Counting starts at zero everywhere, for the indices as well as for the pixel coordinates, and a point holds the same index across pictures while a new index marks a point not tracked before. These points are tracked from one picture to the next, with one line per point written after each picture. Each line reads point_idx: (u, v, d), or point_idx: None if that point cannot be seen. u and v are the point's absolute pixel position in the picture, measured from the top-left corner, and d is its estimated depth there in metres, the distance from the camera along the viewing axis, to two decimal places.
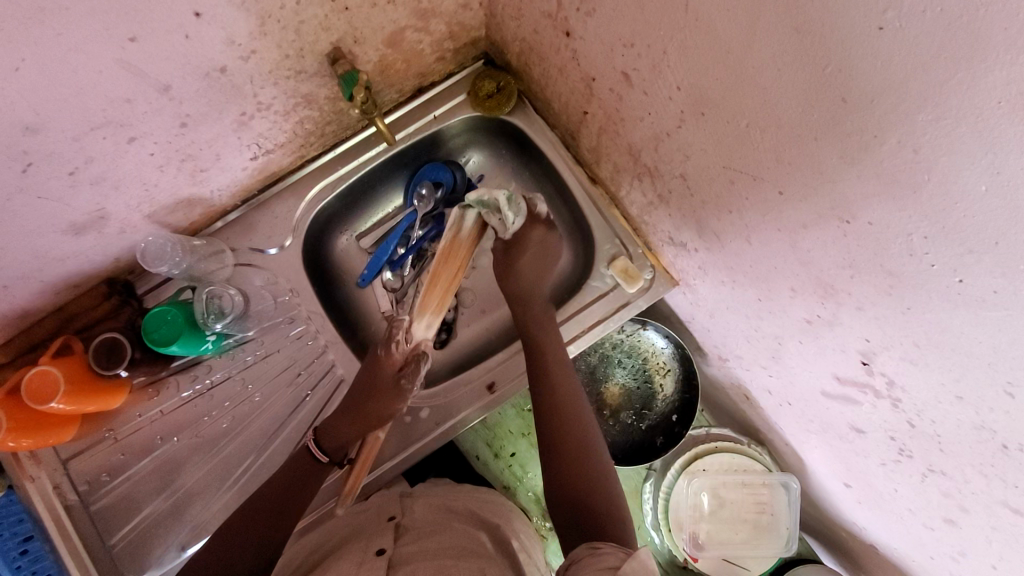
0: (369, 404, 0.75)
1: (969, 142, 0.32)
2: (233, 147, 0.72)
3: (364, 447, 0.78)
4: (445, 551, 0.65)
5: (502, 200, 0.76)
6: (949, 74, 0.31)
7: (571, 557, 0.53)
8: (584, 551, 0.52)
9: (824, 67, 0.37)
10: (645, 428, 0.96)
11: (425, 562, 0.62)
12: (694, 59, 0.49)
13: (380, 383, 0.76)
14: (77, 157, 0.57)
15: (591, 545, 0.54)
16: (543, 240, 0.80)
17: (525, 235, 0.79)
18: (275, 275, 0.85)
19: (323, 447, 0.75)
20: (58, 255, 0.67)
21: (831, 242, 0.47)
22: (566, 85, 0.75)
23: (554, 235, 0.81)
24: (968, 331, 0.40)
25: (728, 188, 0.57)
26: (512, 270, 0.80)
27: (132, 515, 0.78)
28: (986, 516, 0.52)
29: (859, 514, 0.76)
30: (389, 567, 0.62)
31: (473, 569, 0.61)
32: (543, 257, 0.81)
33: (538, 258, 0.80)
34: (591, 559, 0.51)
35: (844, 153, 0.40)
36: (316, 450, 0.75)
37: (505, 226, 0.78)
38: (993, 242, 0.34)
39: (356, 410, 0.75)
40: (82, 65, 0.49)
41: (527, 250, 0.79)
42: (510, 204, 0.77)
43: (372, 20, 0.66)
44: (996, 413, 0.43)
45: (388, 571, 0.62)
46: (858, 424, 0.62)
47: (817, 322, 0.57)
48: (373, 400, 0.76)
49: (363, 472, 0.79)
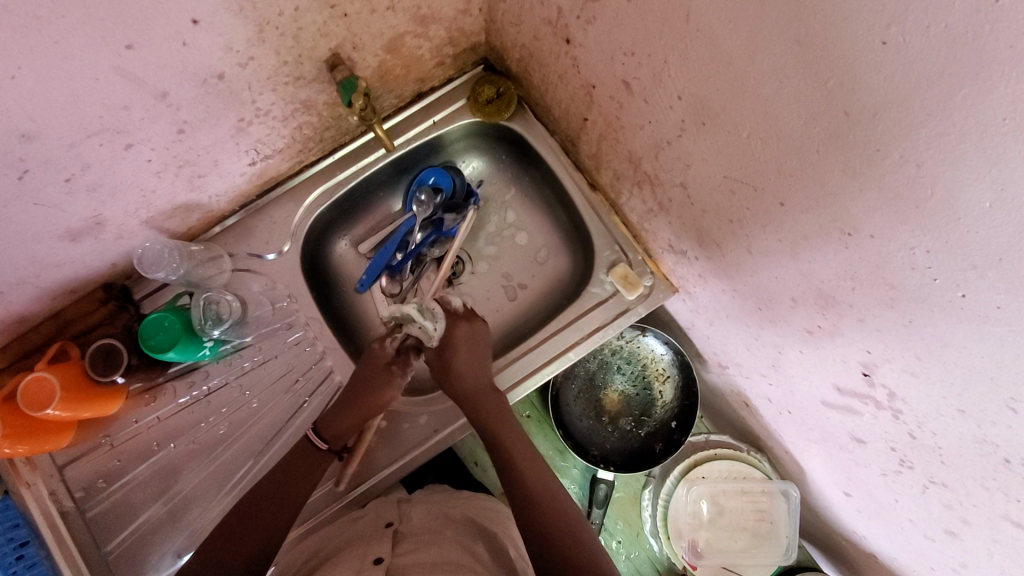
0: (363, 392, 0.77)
1: (972, 158, 0.32)
2: (231, 153, 0.72)
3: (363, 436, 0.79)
4: (443, 566, 0.64)
5: (413, 312, 0.77)
6: (954, 90, 0.30)
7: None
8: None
9: (826, 80, 0.37)
10: (644, 434, 0.95)
11: None
12: (695, 69, 0.48)
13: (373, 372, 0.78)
14: (73, 164, 0.57)
15: None
16: (470, 332, 0.80)
17: (453, 332, 0.79)
18: (273, 281, 0.84)
19: (323, 435, 0.75)
20: (55, 261, 0.67)
21: (833, 254, 0.47)
22: (566, 92, 0.75)
23: (479, 327, 0.82)
24: (970, 345, 0.40)
25: (728, 198, 0.56)
26: (452, 368, 0.79)
27: (129, 521, 0.78)
28: (988, 529, 0.51)
29: (859, 523, 0.76)
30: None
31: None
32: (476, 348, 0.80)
33: (472, 352, 0.79)
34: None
35: (847, 165, 0.40)
36: (315, 437, 0.75)
37: (427, 334, 0.79)
38: (997, 257, 0.34)
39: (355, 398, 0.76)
40: (79, 73, 0.48)
41: (459, 346, 0.79)
42: (424, 313, 0.78)
43: (371, 26, 0.66)
44: (999, 427, 0.42)
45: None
46: (858, 434, 0.62)
47: (818, 332, 0.57)
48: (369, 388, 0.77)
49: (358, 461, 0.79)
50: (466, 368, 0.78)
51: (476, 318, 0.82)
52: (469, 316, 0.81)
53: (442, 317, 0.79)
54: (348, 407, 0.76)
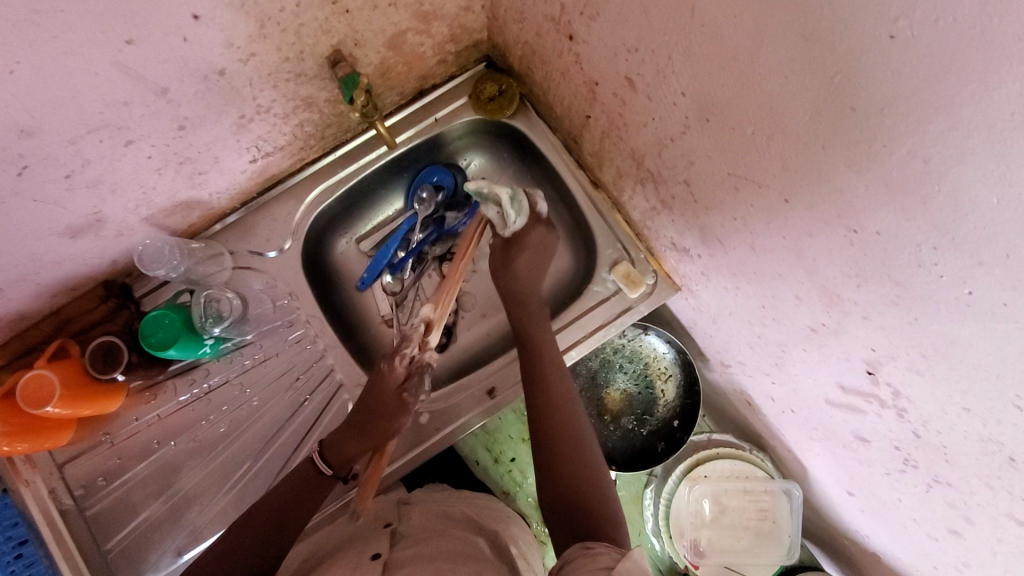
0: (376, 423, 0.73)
1: (980, 154, 0.31)
2: (232, 150, 0.72)
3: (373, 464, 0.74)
4: (444, 555, 0.65)
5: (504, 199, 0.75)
6: (962, 85, 0.30)
7: (565, 557, 0.53)
8: (578, 550, 0.53)
9: (832, 75, 0.37)
10: (646, 433, 0.95)
11: (422, 566, 0.62)
12: (699, 65, 0.48)
13: (384, 400, 0.74)
14: (73, 160, 0.56)
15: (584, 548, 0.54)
16: (541, 242, 0.79)
17: (525, 233, 0.78)
18: (274, 278, 0.84)
19: (329, 459, 0.74)
20: (55, 258, 0.66)
21: (837, 250, 0.47)
22: (569, 89, 0.74)
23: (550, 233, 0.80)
24: (976, 343, 0.40)
25: (732, 195, 0.56)
26: (509, 269, 0.78)
27: (129, 520, 0.77)
28: (992, 527, 0.51)
29: (861, 522, 0.75)
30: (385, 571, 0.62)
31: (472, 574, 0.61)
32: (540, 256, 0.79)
33: (534, 258, 0.79)
34: (586, 560, 0.51)
35: (853, 162, 0.39)
36: (321, 462, 0.74)
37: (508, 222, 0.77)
38: (1005, 254, 0.34)
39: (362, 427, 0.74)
40: (79, 68, 0.48)
41: (527, 247, 0.78)
42: (512, 202, 0.76)
43: (373, 23, 0.66)
44: (1004, 425, 0.42)
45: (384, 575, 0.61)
46: (862, 432, 0.62)
47: (822, 330, 0.57)
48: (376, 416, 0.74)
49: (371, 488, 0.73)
50: (524, 271, 0.78)
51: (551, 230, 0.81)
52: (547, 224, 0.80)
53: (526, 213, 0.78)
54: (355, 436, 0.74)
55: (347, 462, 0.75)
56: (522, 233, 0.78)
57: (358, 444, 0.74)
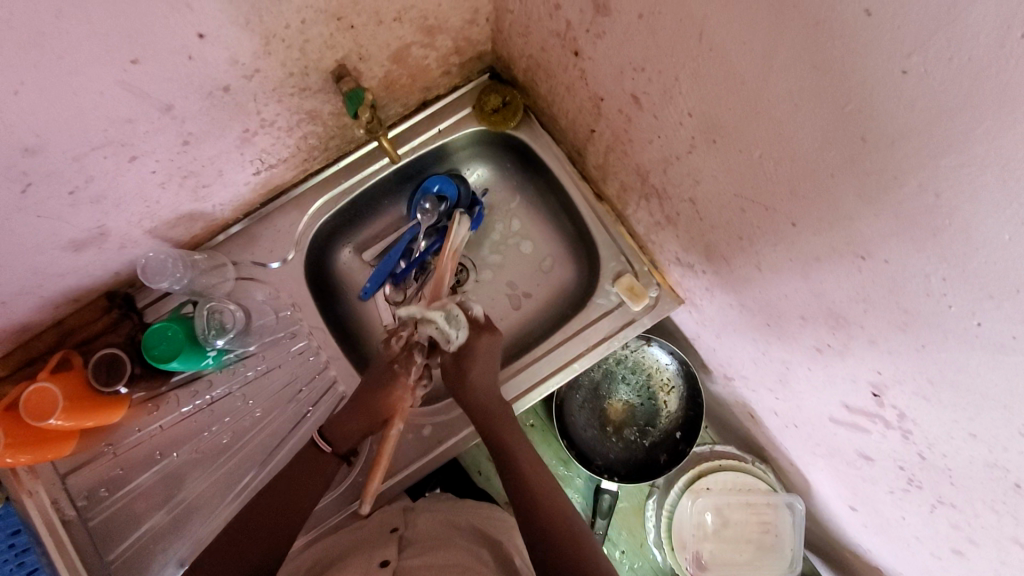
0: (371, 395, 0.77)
1: (993, 191, 0.31)
2: (236, 163, 0.71)
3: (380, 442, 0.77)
4: (450, 567, 0.65)
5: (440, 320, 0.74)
6: (976, 123, 0.30)
7: None
8: None
9: (843, 105, 0.37)
10: (649, 445, 0.95)
11: None
12: (706, 88, 0.48)
13: (379, 373, 0.78)
14: (77, 176, 0.56)
15: None
16: (489, 348, 0.79)
17: (474, 344, 0.78)
18: (277, 289, 0.84)
19: (329, 437, 0.75)
20: (58, 271, 0.66)
21: (844, 275, 0.46)
22: (573, 103, 0.74)
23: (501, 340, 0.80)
24: (984, 372, 0.39)
25: (739, 215, 0.56)
26: (466, 380, 0.77)
27: (131, 530, 0.77)
28: (996, 550, 0.51)
29: (864, 537, 0.75)
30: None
31: None
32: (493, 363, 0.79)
33: (488, 364, 0.78)
34: None
35: (862, 190, 0.39)
36: (321, 440, 0.74)
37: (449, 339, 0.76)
38: (1015, 289, 0.33)
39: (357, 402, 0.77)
40: (84, 87, 0.48)
41: (478, 359, 0.77)
42: (449, 320, 0.75)
43: (378, 38, 0.66)
44: (1011, 453, 0.42)
45: None
46: (866, 451, 0.61)
47: (827, 350, 0.56)
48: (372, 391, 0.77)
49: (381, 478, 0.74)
50: (478, 381, 0.77)
51: (496, 331, 0.80)
52: (490, 328, 0.80)
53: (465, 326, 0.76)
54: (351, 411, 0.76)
55: (347, 438, 0.76)
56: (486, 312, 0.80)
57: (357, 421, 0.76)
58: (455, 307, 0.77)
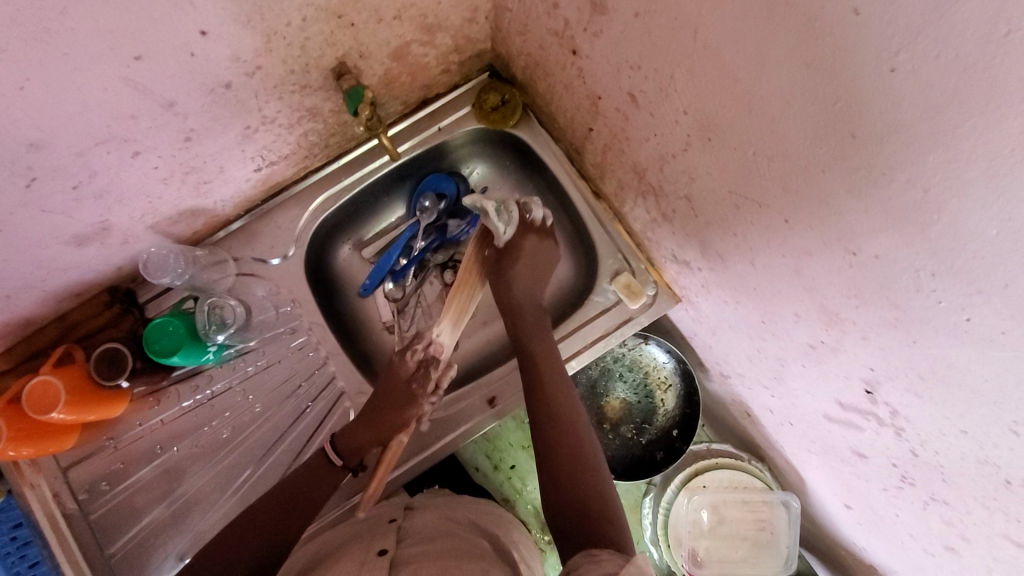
0: (383, 412, 0.77)
1: (979, 186, 0.32)
2: (238, 159, 0.72)
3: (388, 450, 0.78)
4: (448, 553, 0.66)
5: (492, 208, 0.76)
6: (962, 118, 0.30)
7: (570, 562, 0.53)
8: (583, 557, 0.52)
9: (833, 103, 0.37)
10: (645, 442, 0.96)
11: (428, 562, 0.63)
12: (700, 86, 0.49)
13: (394, 390, 0.78)
14: (81, 172, 0.57)
15: (587, 549, 0.54)
16: (535, 249, 0.81)
17: (518, 244, 0.80)
18: (277, 285, 0.84)
19: (339, 449, 0.77)
20: (61, 266, 0.67)
21: (836, 272, 0.47)
22: (572, 101, 0.75)
23: (546, 245, 0.82)
24: (974, 368, 0.40)
25: (733, 213, 0.56)
26: (506, 282, 0.80)
27: (131, 524, 0.78)
28: (987, 546, 0.51)
29: (859, 534, 0.76)
30: (392, 567, 0.63)
31: (475, 569, 0.62)
32: (535, 267, 0.81)
33: (532, 268, 0.81)
34: (593, 562, 0.51)
35: (852, 187, 0.40)
36: (332, 453, 0.76)
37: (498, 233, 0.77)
38: (1002, 284, 0.34)
39: (374, 419, 0.76)
40: (87, 83, 0.49)
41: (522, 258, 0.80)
42: (500, 212, 0.78)
43: (378, 36, 0.66)
44: (1001, 448, 0.42)
45: (391, 569, 0.62)
46: (860, 448, 0.62)
47: (821, 347, 0.57)
48: (387, 407, 0.77)
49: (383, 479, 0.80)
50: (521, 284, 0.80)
51: (544, 239, 0.83)
52: (538, 233, 0.82)
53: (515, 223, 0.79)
54: (365, 425, 0.77)
55: (357, 452, 0.78)
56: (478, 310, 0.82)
57: (367, 435, 0.77)
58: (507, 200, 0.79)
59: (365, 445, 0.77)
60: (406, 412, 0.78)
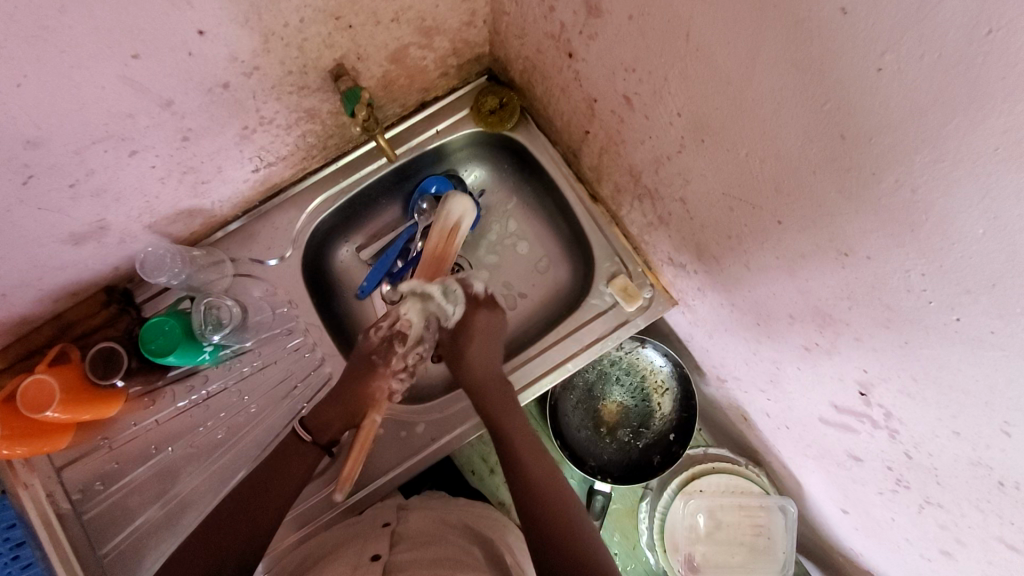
0: (349, 388, 0.78)
1: (965, 185, 0.32)
2: (235, 160, 0.73)
3: (360, 429, 0.78)
4: (441, 561, 0.65)
5: (436, 292, 0.81)
6: (946, 119, 0.31)
7: None
8: None
9: (822, 103, 0.37)
10: (642, 446, 0.95)
11: (422, 570, 0.63)
12: (693, 87, 0.49)
13: (358, 367, 0.80)
14: (78, 170, 0.57)
15: None
16: (488, 322, 0.83)
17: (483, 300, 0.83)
18: (274, 286, 0.85)
19: (307, 426, 0.76)
20: (58, 264, 0.67)
21: (829, 273, 0.47)
22: (568, 104, 0.75)
23: (496, 317, 0.84)
24: (964, 368, 0.40)
25: (727, 215, 0.57)
26: (465, 358, 0.80)
27: (125, 524, 0.78)
28: (982, 550, 0.51)
29: (855, 540, 0.75)
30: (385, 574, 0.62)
31: None
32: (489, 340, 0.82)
33: (486, 343, 0.81)
34: None
35: (842, 187, 0.40)
36: (302, 430, 0.76)
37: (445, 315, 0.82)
38: (991, 283, 0.34)
39: (339, 395, 0.78)
40: (85, 81, 0.49)
41: (474, 334, 0.81)
42: (446, 295, 0.81)
43: (376, 38, 0.67)
44: (993, 450, 0.42)
45: None
46: (855, 452, 0.62)
47: (815, 349, 0.57)
48: (354, 384, 0.78)
49: (357, 462, 0.79)
50: (479, 359, 0.80)
51: (496, 309, 0.84)
52: (489, 305, 0.84)
53: (463, 302, 0.82)
54: (333, 402, 0.78)
55: (328, 429, 0.77)
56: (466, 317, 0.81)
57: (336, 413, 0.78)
58: (451, 280, 0.83)
59: (334, 422, 0.78)
60: (372, 386, 0.79)
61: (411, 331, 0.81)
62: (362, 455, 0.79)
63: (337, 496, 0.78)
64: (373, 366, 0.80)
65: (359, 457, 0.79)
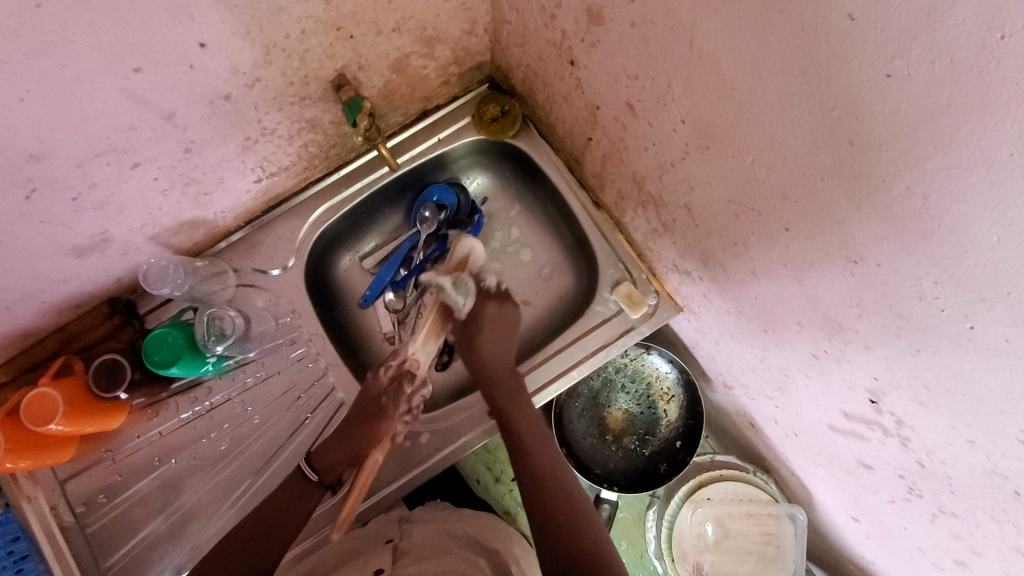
0: (355, 428, 0.78)
1: (979, 192, 0.31)
2: (238, 170, 0.72)
3: (362, 470, 0.77)
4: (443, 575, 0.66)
5: (447, 284, 0.81)
6: (959, 125, 0.30)
7: None
8: None
9: (830, 110, 0.37)
10: (648, 454, 0.95)
11: None
12: (697, 95, 0.48)
13: (365, 408, 0.80)
14: (81, 183, 0.57)
15: None
16: (497, 314, 0.84)
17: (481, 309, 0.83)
18: (277, 296, 0.84)
19: (313, 465, 0.76)
20: (61, 277, 0.67)
21: (839, 279, 0.46)
22: (570, 111, 0.75)
23: (508, 308, 0.85)
24: (979, 377, 0.39)
25: (733, 222, 0.56)
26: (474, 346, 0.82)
27: (129, 536, 0.77)
28: (999, 561, 0.50)
29: (867, 549, 0.74)
30: None
31: None
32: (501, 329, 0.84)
33: (496, 332, 0.83)
34: None
35: (851, 193, 0.40)
36: (308, 469, 0.75)
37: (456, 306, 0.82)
38: (1006, 291, 0.33)
39: (345, 434, 0.78)
40: (87, 96, 0.49)
41: (487, 324, 0.83)
42: (457, 286, 0.82)
43: (377, 48, 0.67)
44: (1009, 459, 0.41)
45: None
46: (867, 460, 0.61)
47: (824, 356, 0.56)
48: (362, 423, 0.78)
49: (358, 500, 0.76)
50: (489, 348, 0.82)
51: (507, 301, 0.85)
52: (500, 297, 0.85)
53: (474, 294, 0.82)
54: (338, 441, 0.78)
55: (333, 469, 0.77)
56: (472, 316, 0.82)
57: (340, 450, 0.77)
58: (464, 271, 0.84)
59: (340, 462, 0.77)
60: (379, 426, 0.79)
61: (421, 370, 0.82)
62: (362, 496, 0.77)
63: (335, 534, 0.75)
64: (383, 408, 0.80)
65: (359, 496, 0.76)
